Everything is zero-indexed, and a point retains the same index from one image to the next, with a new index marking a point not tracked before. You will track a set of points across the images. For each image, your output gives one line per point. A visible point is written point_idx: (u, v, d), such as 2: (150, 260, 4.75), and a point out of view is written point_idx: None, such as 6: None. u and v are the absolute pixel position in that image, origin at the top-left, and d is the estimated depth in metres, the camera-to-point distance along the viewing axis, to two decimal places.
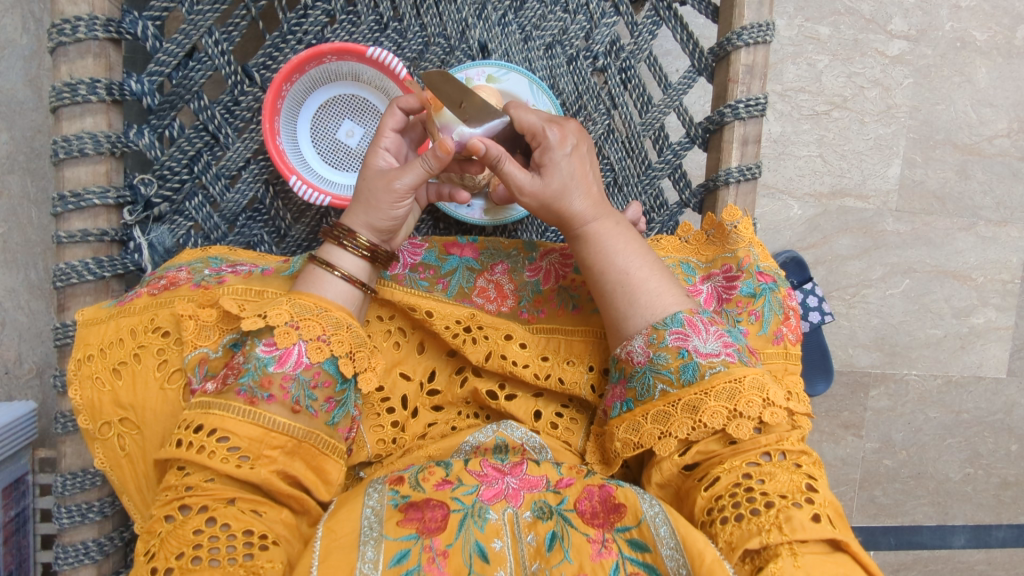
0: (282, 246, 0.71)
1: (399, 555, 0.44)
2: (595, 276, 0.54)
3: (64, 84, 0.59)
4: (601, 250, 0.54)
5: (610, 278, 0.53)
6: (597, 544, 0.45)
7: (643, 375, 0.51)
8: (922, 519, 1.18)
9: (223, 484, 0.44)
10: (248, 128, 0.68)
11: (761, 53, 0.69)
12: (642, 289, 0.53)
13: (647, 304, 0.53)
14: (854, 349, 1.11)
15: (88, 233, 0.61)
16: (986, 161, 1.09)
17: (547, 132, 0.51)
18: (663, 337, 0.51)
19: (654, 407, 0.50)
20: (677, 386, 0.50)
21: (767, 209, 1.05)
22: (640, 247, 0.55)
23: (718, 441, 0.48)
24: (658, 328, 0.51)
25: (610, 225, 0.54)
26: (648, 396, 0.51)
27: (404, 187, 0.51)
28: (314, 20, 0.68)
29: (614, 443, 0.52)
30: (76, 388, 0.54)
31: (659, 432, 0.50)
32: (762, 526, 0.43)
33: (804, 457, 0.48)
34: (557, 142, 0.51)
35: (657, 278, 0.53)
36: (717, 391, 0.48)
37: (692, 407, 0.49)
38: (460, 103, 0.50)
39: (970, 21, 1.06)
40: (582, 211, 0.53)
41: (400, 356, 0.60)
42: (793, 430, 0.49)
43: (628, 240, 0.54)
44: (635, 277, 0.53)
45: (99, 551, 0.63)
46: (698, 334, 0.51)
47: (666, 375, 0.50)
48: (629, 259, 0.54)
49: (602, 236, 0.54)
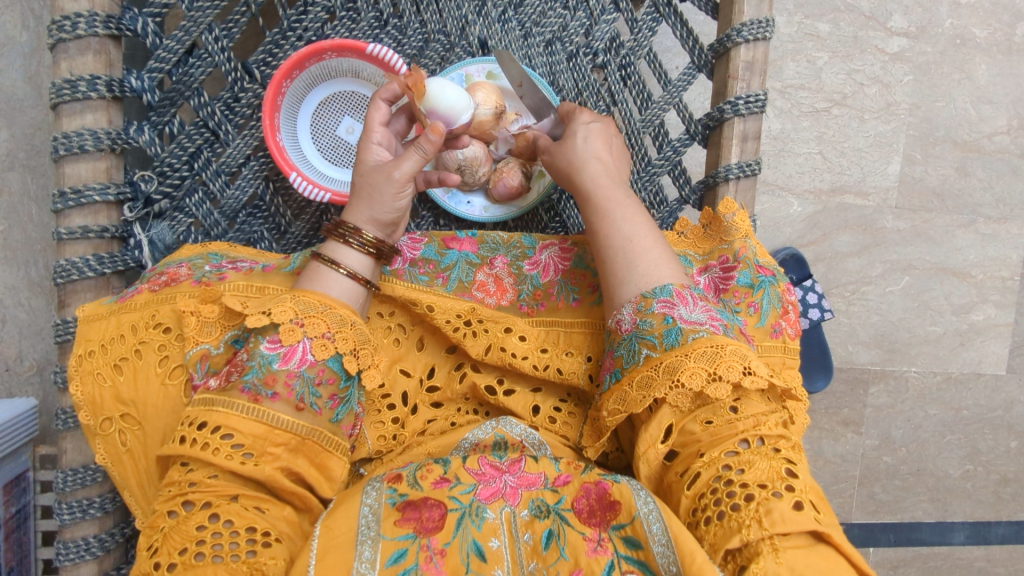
0: (283, 243, 0.71)
1: (396, 555, 0.44)
2: (599, 242, 0.56)
3: (65, 80, 0.59)
4: (606, 215, 0.56)
5: (612, 243, 0.55)
6: (592, 542, 0.45)
7: (629, 342, 0.51)
8: (922, 516, 1.18)
9: (226, 481, 0.44)
10: (248, 124, 0.68)
11: (760, 49, 0.69)
12: (641, 258, 0.54)
13: (644, 272, 0.53)
14: (854, 346, 1.11)
15: (88, 229, 0.61)
16: (985, 158, 1.09)
17: (579, 112, 0.60)
18: (649, 305, 0.51)
19: (639, 373, 0.50)
20: (660, 350, 0.50)
21: (767, 206, 1.05)
22: (647, 222, 0.56)
23: (698, 422, 0.48)
24: (645, 297, 0.52)
25: (620, 195, 0.57)
26: (633, 362, 0.51)
27: (404, 176, 0.52)
28: (314, 17, 0.68)
29: (603, 414, 0.53)
30: (77, 383, 0.54)
31: (642, 397, 0.49)
32: (743, 522, 0.42)
33: (783, 441, 0.47)
34: (585, 118, 0.60)
35: (658, 250, 0.54)
36: (697, 354, 0.48)
37: (672, 368, 0.48)
38: (521, 82, 0.62)
39: (970, 18, 1.06)
40: (595, 179, 0.57)
41: (400, 352, 0.60)
42: (771, 414, 0.48)
43: (636, 212, 0.56)
44: (636, 244, 0.54)
45: (100, 547, 0.63)
46: (684, 304, 0.51)
47: (650, 340, 0.50)
48: (633, 229, 0.55)
49: (611, 204, 0.56)
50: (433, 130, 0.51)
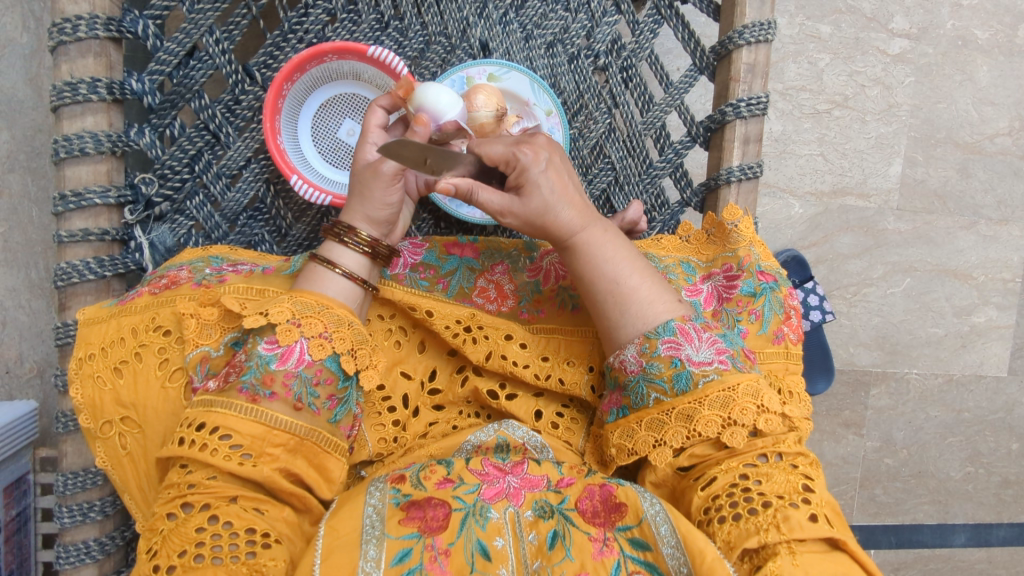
0: (283, 246, 0.71)
1: (402, 554, 0.44)
2: (584, 287, 0.53)
3: (65, 83, 0.59)
4: (589, 261, 0.53)
5: (600, 289, 0.53)
6: (599, 543, 0.45)
7: (636, 384, 0.51)
8: (922, 518, 1.18)
9: (225, 482, 0.44)
10: (249, 127, 0.68)
11: (762, 52, 0.69)
12: (632, 298, 0.52)
13: (639, 313, 0.52)
14: (855, 348, 1.11)
15: (89, 232, 0.61)
16: (986, 159, 1.09)
17: (520, 155, 0.49)
18: (655, 347, 0.51)
19: (649, 414, 0.50)
20: (670, 394, 0.50)
21: (768, 207, 1.05)
22: (630, 254, 0.53)
23: (712, 444, 0.48)
24: (650, 337, 0.51)
25: (597, 234, 0.53)
26: (642, 404, 0.51)
27: (391, 169, 0.51)
28: (315, 19, 0.68)
29: (610, 448, 0.53)
30: (77, 386, 0.54)
31: (653, 440, 0.50)
32: (760, 525, 0.43)
33: (801, 459, 0.48)
34: (532, 161, 0.50)
35: (646, 285, 0.53)
36: (710, 400, 0.48)
37: (686, 415, 0.49)
38: (426, 159, 0.46)
39: (971, 19, 1.06)
40: (569, 225, 0.52)
41: (401, 355, 0.60)
42: (789, 433, 0.49)
43: (615, 249, 0.53)
44: (626, 287, 0.52)
45: (101, 550, 0.63)
46: (690, 342, 0.50)
47: (659, 384, 0.50)
48: (619, 269, 0.52)
49: (589, 248, 0.52)
50: (417, 121, 0.51)
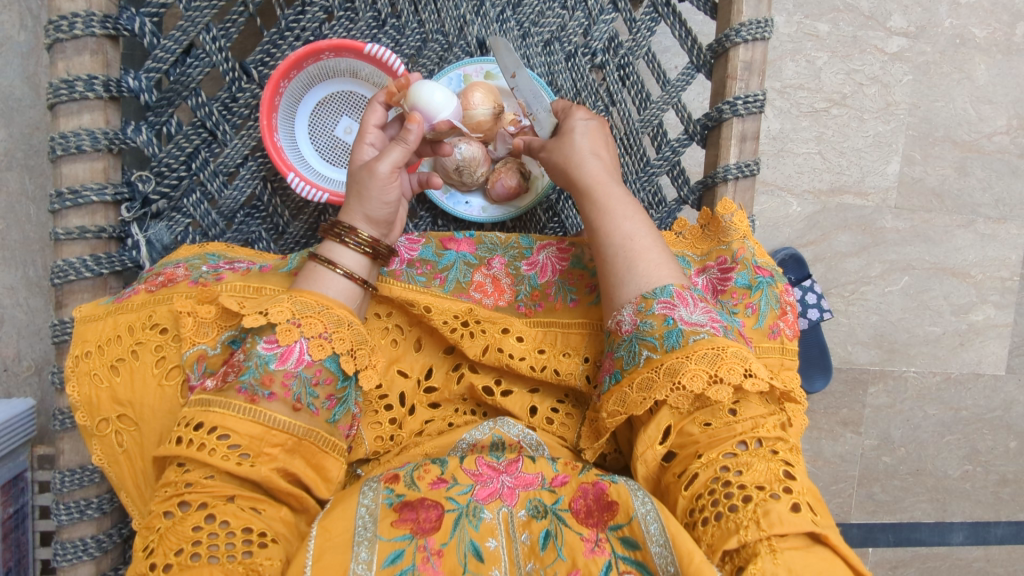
0: (281, 243, 0.71)
1: (393, 555, 0.44)
2: (598, 239, 0.55)
3: (62, 80, 0.59)
4: (607, 212, 0.55)
5: (613, 241, 0.54)
6: (590, 543, 0.45)
7: (629, 343, 0.51)
8: (921, 516, 1.18)
9: (223, 481, 0.44)
10: (246, 124, 0.68)
11: (759, 49, 0.69)
12: (642, 257, 0.54)
13: (645, 271, 0.53)
14: (853, 346, 1.11)
15: (86, 230, 0.61)
16: (985, 158, 1.09)
17: (576, 109, 0.60)
18: (650, 306, 0.51)
19: (639, 374, 0.50)
20: (660, 351, 0.49)
21: (766, 205, 1.05)
22: (646, 218, 0.56)
23: (696, 424, 0.48)
24: (646, 297, 0.52)
25: (620, 193, 0.56)
26: (634, 363, 0.51)
27: (388, 169, 0.52)
28: (312, 17, 0.68)
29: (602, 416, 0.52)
30: (74, 384, 0.54)
31: (642, 399, 0.49)
32: (741, 522, 0.43)
33: (781, 444, 0.47)
34: (583, 116, 0.59)
35: (658, 250, 0.54)
36: (698, 355, 0.48)
37: (673, 370, 0.48)
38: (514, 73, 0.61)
39: (970, 17, 1.06)
40: (590, 176, 0.56)
41: (398, 352, 0.60)
42: (770, 417, 0.48)
43: (637, 211, 0.56)
44: (637, 244, 0.54)
45: (98, 548, 0.63)
46: (685, 305, 0.51)
47: (651, 341, 0.50)
48: (634, 228, 0.55)
49: (611, 201, 0.56)
50: (413, 121, 0.53)
